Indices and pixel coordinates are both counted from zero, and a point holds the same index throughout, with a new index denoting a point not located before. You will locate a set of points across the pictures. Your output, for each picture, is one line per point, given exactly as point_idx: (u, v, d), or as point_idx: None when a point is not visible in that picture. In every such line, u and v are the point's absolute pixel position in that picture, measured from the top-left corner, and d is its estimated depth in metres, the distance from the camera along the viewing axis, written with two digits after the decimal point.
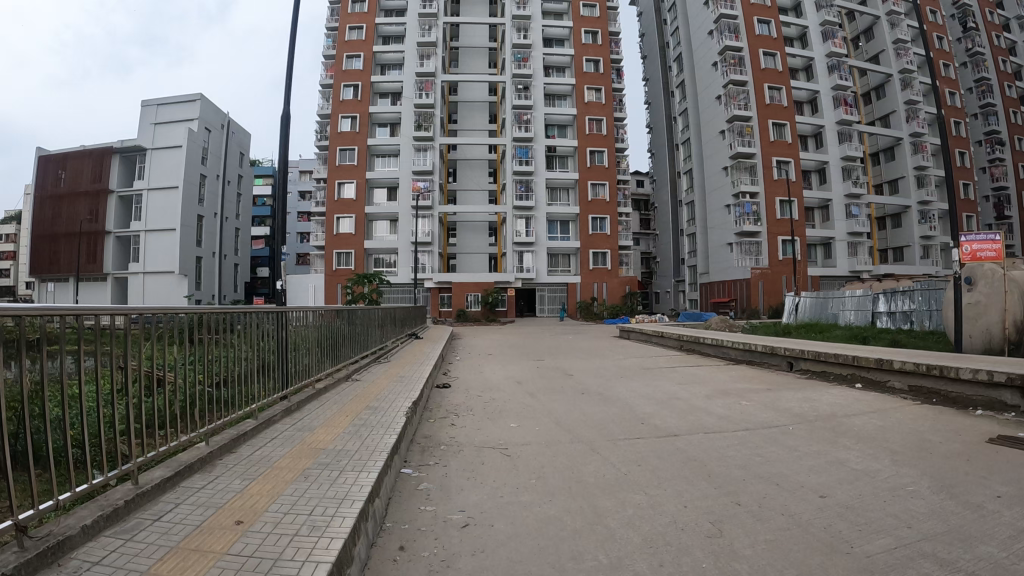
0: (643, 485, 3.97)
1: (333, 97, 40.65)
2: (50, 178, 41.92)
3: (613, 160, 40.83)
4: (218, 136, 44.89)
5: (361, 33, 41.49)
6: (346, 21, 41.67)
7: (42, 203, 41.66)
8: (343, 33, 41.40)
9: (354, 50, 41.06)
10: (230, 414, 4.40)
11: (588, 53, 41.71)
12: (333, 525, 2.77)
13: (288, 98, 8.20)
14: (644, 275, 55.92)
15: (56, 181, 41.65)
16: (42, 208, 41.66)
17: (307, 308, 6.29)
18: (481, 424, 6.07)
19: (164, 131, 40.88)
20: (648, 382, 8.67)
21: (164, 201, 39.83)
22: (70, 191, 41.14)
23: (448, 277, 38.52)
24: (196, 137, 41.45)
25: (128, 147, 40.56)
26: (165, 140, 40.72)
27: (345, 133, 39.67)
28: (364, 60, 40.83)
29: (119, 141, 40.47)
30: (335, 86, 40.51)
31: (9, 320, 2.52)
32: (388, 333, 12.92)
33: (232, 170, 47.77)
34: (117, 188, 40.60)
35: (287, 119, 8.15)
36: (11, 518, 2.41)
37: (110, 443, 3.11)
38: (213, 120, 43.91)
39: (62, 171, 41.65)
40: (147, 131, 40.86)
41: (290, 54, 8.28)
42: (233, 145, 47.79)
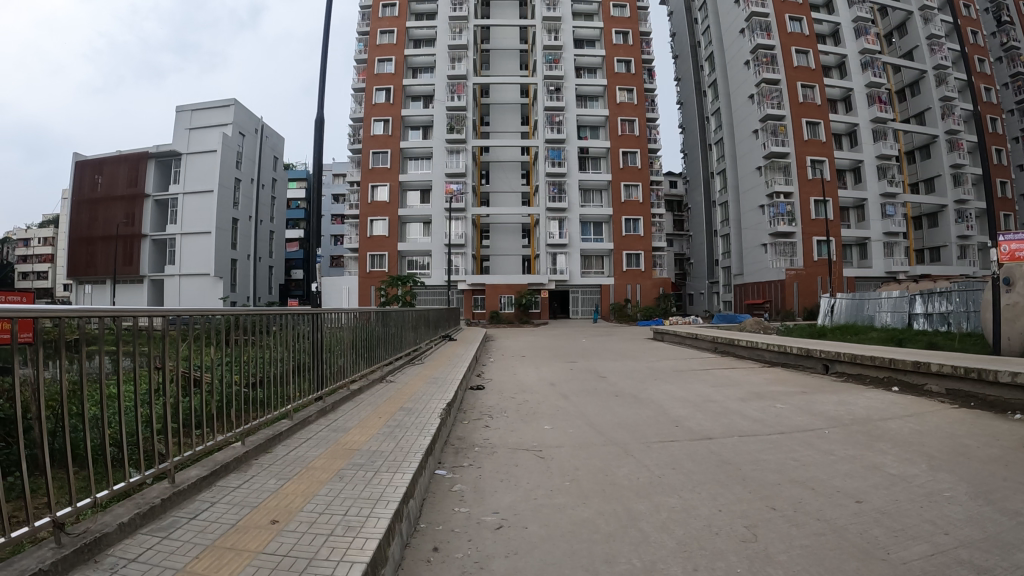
0: (678, 488, 3.92)
1: (365, 101, 41.04)
2: (87, 183, 42.90)
3: (646, 160, 40.52)
4: (252, 140, 45.58)
5: (392, 38, 41.80)
6: (377, 25, 42.07)
7: (80, 207, 42.63)
8: (374, 38, 41.77)
9: (385, 54, 41.40)
10: (266, 414, 4.46)
11: (620, 54, 41.51)
12: (367, 525, 2.79)
13: (322, 102, 8.29)
14: (678, 276, 55.48)
15: (93, 186, 42.59)
16: (79, 213, 42.68)
17: (343, 310, 6.37)
18: (514, 425, 6.09)
19: (199, 135, 41.58)
20: (682, 384, 8.60)
21: (199, 204, 40.51)
22: (107, 195, 42.05)
23: (481, 279, 38.67)
24: (231, 141, 42.09)
25: (164, 152, 41.35)
26: (199, 144, 41.45)
27: (378, 136, 40.00)
28: (395, 64, 41.11)
29: (154, 146, 41.33)
30: (367, 90, 40.90)
31: (48, 321, 2.57)
32: (423, 335, 13.05)
33: (267, 174, 48.43)
34: (154, 192, 41.41)
35: (321, 124, 8.23)
36: (48, 515, 2.45)
37: (148, 444, 3.16)
38: (248, 124, 44.59)
39: (99, 176, 42.58)
40: (182, 136, 41.63)
41: (323, 56, 8.36)
42: (267, 149, 48.51)
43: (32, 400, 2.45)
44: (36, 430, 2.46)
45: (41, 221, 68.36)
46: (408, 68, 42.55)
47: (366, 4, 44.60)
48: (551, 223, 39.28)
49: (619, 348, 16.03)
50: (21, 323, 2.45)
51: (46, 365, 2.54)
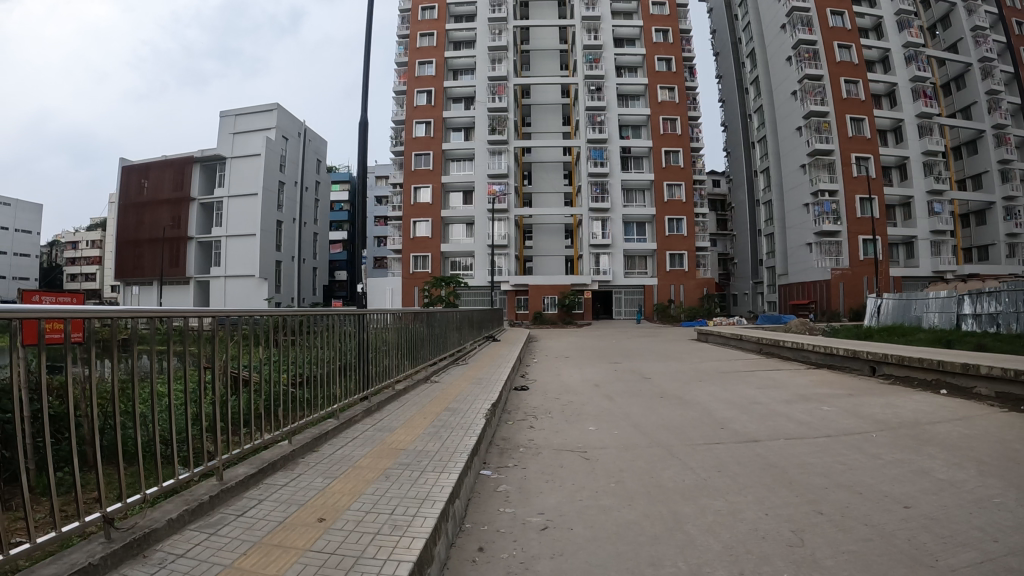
0: (723, 491, 3.87)
1: (407, 103, 41.41)
2: (133, 187, 43.99)
3: (690, 159, 40.00)
4: (295, 144, 46.24)
5: (432, 40, 42.11)
6: (417, 29, 42.41)
7: (128, 210, 43.79)
8: (414, 41, 42.13)
9: (426, 57, 41.70)
10: (313, 414, 4.53)
11: (660, 52, 41.09)
12: (414, 525, 2.80)
13: (366, 105, 8.39)
14: (722, 277, 54.80)
15: (140, 190, 43.67)
16: (127, 216, 43.81)
17: (388, 310, 6.43)
18: (558, 426, 6.07)
19: (243, 139, 42.26)
20: (727, 386, 8.48)
21: (244, 207, 41.27)
22: (154, 199, 43.12)
23: (524, 280, 38.75)
24: (274, 145, 42.77)
25: (209, 157, 42.21)
26: (243, 149, 42.20)
27: (420, 138, 40.34)
28: (436, 66, 41.47)
29: (199, 150, 42.24)
30: (409, 92, 41.25)
31: (100, 321, 2.65)
32: (466, 336, 13.13)
33: (311, 177, 49.15)
34: (199, 196, 42.33)
35: (365, 126, 8.32)
36: (99, 511, 2.52)
37: (197, 442, 3.23)
38: (291, 128, 45.27)
39: (145, 180, 43.63)
40: (226, 140, 42.43)
41: (366, 59, 8.45)
42: (311, 152, 49.20)
43: (81, 397, 2.53)
44: (85, 429, 2.53)
45: (92, 224, 70.29)
46: (449, 70, 42.79)
47: (406, 7, 45.06)
48: (594, 223, 39.22)
49: (663, 349, 15.89)
50: (74, 324, 2.52)
51: (98, 362, 2.61)
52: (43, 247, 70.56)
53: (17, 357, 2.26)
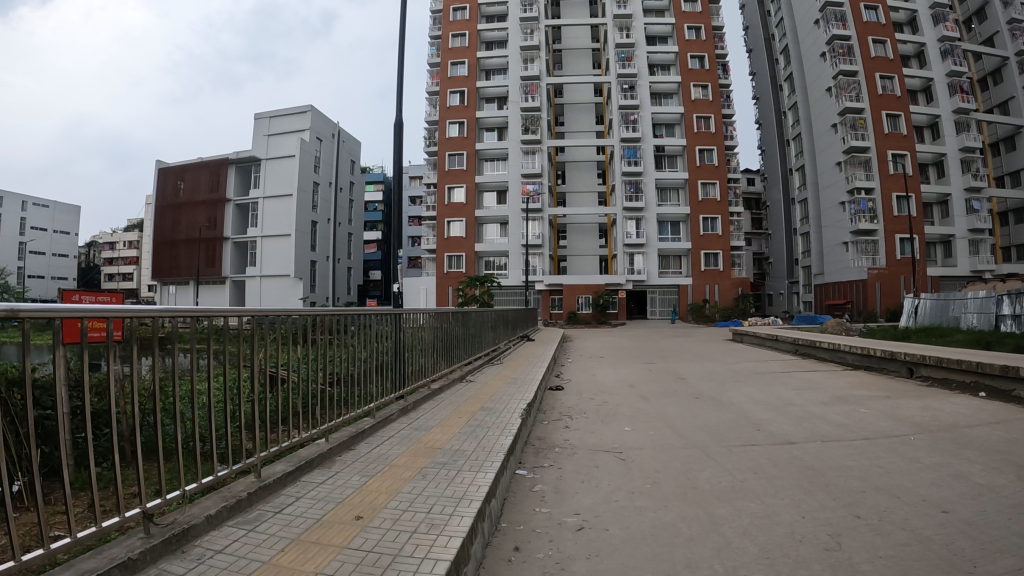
0: (760, 493, 3.83)
1: (440, 104, 41.66)
2: (170, 188, 44.77)
3: (724, 157, 39.53)
4: (330, 145, 46.65)
5: (464, 41, 42.27)
6: (448, 30, 42.59)
7: (164, 212, 44.63)
8: (446, 41, 42.34)
9: (458, 57, 41.84)
10: (350, 412, 4.57)
11: (693, 49, 40.68)
12: (451, 524, 2.81)
13: (401, 105, 8.44)
14: (757, 276, 54.20)
15: (176, 191, 44.44)
16: (163, 217, 44.64)
17: (424, 309, 6.47)
18: (593, 426, 6.05)
19: (278, 141, 42.73)
20: (762, 387, 8.40)
21: (278, 208, 41.79)
22: (191, 200, 43.89)
23: (558, 279, 38.74)
24: (309, 146, 43.16)
25: (245, 159, 42.49)
26: (278, 151, 42.61)
27: (454, 138, 40.51)
28: (468, 67, 41.61)
29: (234, 152, 42.79)
30: (443, 93, 41.58)
31: (144, 320, 2.71)
32: (501, 335, 13.17)
33: (344, 178, 49.58)
34: (235, 197, 42.97)
35: (400, 127, 8.38)
36: (139, 507, 2.57)
37: (234, 439, 3.27)
38: (325, 129, 45.65)
39: (181, 182, 44.37)
40: (261, 142, 42.93)
41: (400, 60, 8.50)
42: (345, 153, 49.64)
43: (121, 394, 2.58)
44: (121, 426, 2.56)
45: (130, 225, 71.58)
46: (482, 70, 42.88)
47: (437, 8, 45.27)
48: (628, 222, 39.08)
49: (696, 349, 15.74)
50: (115, 323, 2.56)
51: (139, 359, 2.66)
52: (83, 247, 72.05)
53: (58, 356, 2.30)
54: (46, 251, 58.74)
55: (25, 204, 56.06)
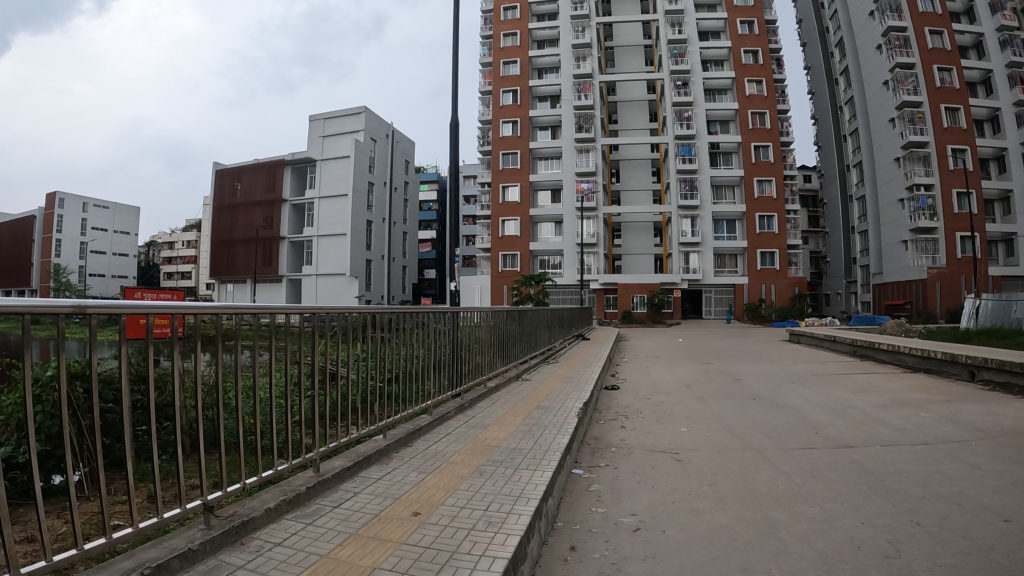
0: (818, 498, 3.76)
1: (493, 103, 41.90)
2: (227, 190, 45.91)
3: (779, 154, 38.71)
4: (384, 146, 47.20)
5: (516, 40, 42.41)
6: (499, 29, 42.77)
7: (222, 212, 45.78)
8: (498, 41, 42.55)
9: (510, 56, 42.01)
10: (406, 409, 4.63)
11: (746, 44, 39.98)
12: (508, 522, 2.82)
13: (455, 104, 8.49)
14: (814, 276, 53.01)
15: (233, 192, 45.56)
16: (221, 218, 45.81)
17: (481, 309, 6.52)
18: (650, 426, 6.00)
19: (332, 142, 43.38)
20: (821, 388, 8.23)
21: (334, 207, 42.37)
22: (248, 201, 44.93)
23: (613, 278, 38.60)
24: (363, 147, 43.71)
25: (300, 160, 43.50)
26: (333, 152, 43.26)
27: (507, 138, 40.74)
28: (521, 66, 41.67)
29: (290, 153, 43.64)
30: (495, 92, 41.81)
31: (203, 316, 2.75)
32: (557, 334, 13.19)
33: (399, 178, 50.13)
34: (291, 197, 43.80)
35: (455, 127, 8.43)
36: (200, 499, 2.64)
37: (289, 435, 3.33)
38: (379, 130, 46.21)
39: (238, 183, 45.46)
40: (316, 143, 43.69)
41: (455, 60, 8.55)
42: (399, 154, 50.12)
43: (177, 395, 2.61)
44: (175, 423, 2.60)
45: (189, 226, 73.44)
46: (534, 69, 42.86)
47: (488, 8, 45.45)
48: (683, 221, 38.75)
49: (750, 350, 15.46)
50: (165, 319, 2.58)
51: (192, 356, 2.68)
52: (143, 247, 74.26)
53: (123, 352, 2.37)
54: (108, 250, 60.76)
55: (87, 206, 57.99)
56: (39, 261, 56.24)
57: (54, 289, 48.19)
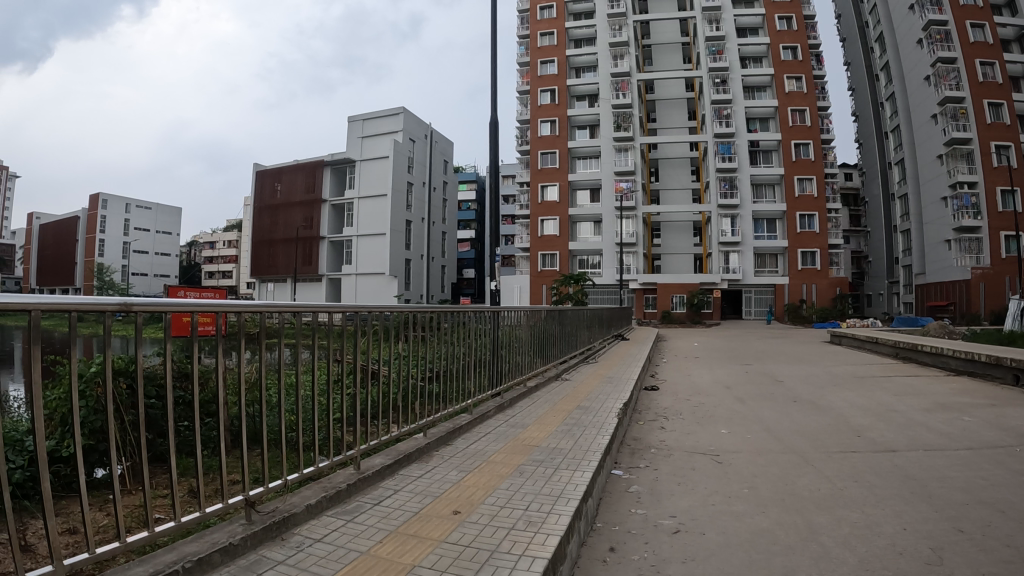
0: (860, 503, 3.69)
1: (531, 103, 42.08)
2: (267, 190, 46.74)
3: (821, 151, 38.05)
4: (423, 146, 47.49)
5: (553, 39, 42.43)
6: (537, 29, 42.86)
7: (262, 212, 46.62)
8: (534, 41, 42.64)
9: (547, 56, 42.10)
10: (446, 407, 4.66)
11: (785, 40, 39.41)
12: (548, 523, 2.82)
13: (495, 104, 8.51)
14: (856, 276, 52.02)
15: (273, 193, 46.37)
16: (262, 218, 46.65)
17: (522, 308, 6.54)
18: (691, 428, 5.95)
19: (371, 142, 43.76)
20: (864, 391, 8.09)
21: (372, 207, 42.77)
22: (288, 201, 45.63)
23: (652, 278, 38.40)
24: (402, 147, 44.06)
25: (339, 161, 44.06)
26: (372, 152, 43.69)
27: (546, 137, 40.93)
28: (558, 65, 41.66)
29: (329, 154, 44.20)
30: (533, 92, 41.97)
31: (238, 315, 2.74)
32: (596, 334, 13.17)
33: (438, 178, 50.43)
34: (331, 197, 44.31)
35: (496, 127, 8.45)
36: (242, 494, 2.69)
37: (330, 432, 3.37)
38: (418, 131, 46.54)
39: (278, 184, 46.26)
40: (355, 144, 44.16)
41: (494, 61, 8.58)
42: (438, 154, 50.39)
43: (215, 390, 2.62)
44: (216, 418, 2.65)
45: (231, 226, 74.82)
46: (570, 68, 42.80)
47: (524, 7, 45.48)
48: (722, 220, 38.36)
49: (791, 351, 15.22)
50: (204, 317, 2.60)
51: (229, 354, 2.69)
52: (186, 246, 75.72)
53: (167, 347, 2.41)
54: (150, 250, 62.06)
55: (129, 206, 59.23)
56: (84, 260, 57.62)
57: (98, 288, 49.39)
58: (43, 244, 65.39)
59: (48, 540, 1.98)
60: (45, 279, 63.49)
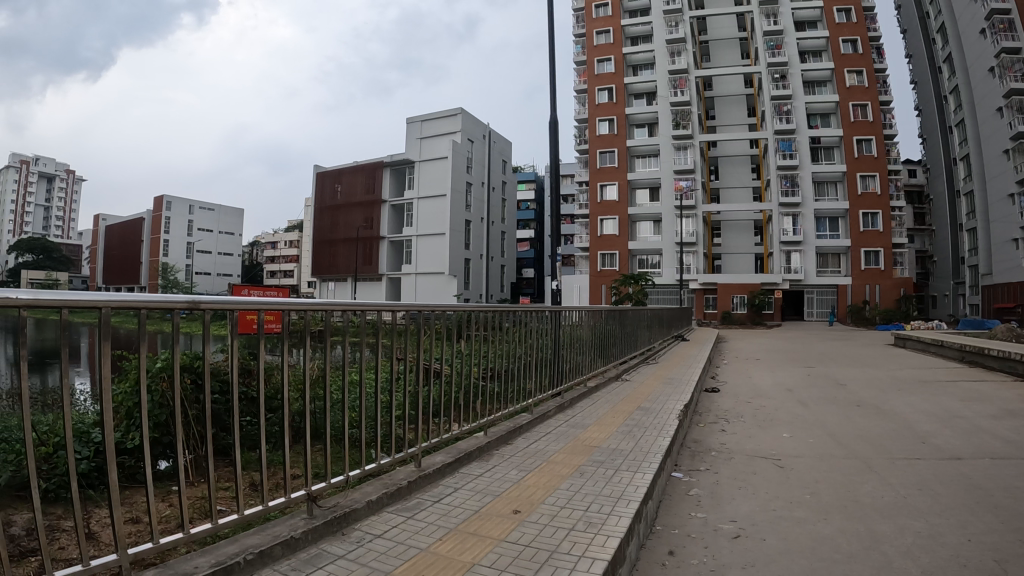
0: (924, 512, 3.56)
1: (589, 101, 42.09)
2: (328, 191, 47.77)
3: (884, 148, 36.90)
4: (481, 146, 47.70)
5: (608, 37, 42.21)
6: (592, 27, 42.73)
7: (323, 213, 47.72)
8: (590, 39, 42.54)
9: (604, 54, 42.00)
10: (507, 407, 4.68)
11: (845, 33, 38.37)
12: (608, 524, 2.80)
13: (554, 103, 8.50)
14: (922, 275, 50.26)
15: (334, 193, 47.40)
16: (323, 218, 47.73)
17: (583, 309, 6.52)
18: (751, 431, 5.84)
19: (429, 143, 44.20)
20: (930, 396, 7.81)
21: (431, 207, 43.20)
22: (348, 202, 46.49)
23: (712, 278, 37.84)
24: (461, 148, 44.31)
25: (399, 161, 44.66)
26: (431, 152, 44.08)
27: (604, 136, 40.88)
28: (615, 63, 41.44)
29: (389, 155, 44.85)
30: (590, 92, 41.92)
31: (295, 314, 2.75)
32: (656, 335, 13.05)
33: (497, 178, 50.60)
34: (391, 198, 45.00)
35: (555, 126, 8.44)
36: (304, 490, 2.74)
37: (387, 428, 3.42)
38: (477, 131, 46.79)
39: (339, 185, 47.25)
40: (414, 145, 44.69)
41: (552, 59, 8.56)
42: (497, 154, 50.52)
43: (281, 385, 2.68)
44: (283, 413, 2.70)
45: (293, 226, 76.57)
46: (628, 67, 42.49)
47: (579, 6, 45.33)
48: (784, 219, 37.49)
49: (854, 354, 14.77)
50: (270, 316, 2.64)
51: (294, 351, 2.72)
52: (250, 247, 77.84)
53: (231, 343, 2.46)
54: (213, 250, 64.01)
55: (193, 208, 61.12)
56: (149, 260, 59.68)
57: (164, 287, 51.08)
58: (109, 245, 67.97)
59: (113, 529, 2.04)
60: (113, 277, 66.01)
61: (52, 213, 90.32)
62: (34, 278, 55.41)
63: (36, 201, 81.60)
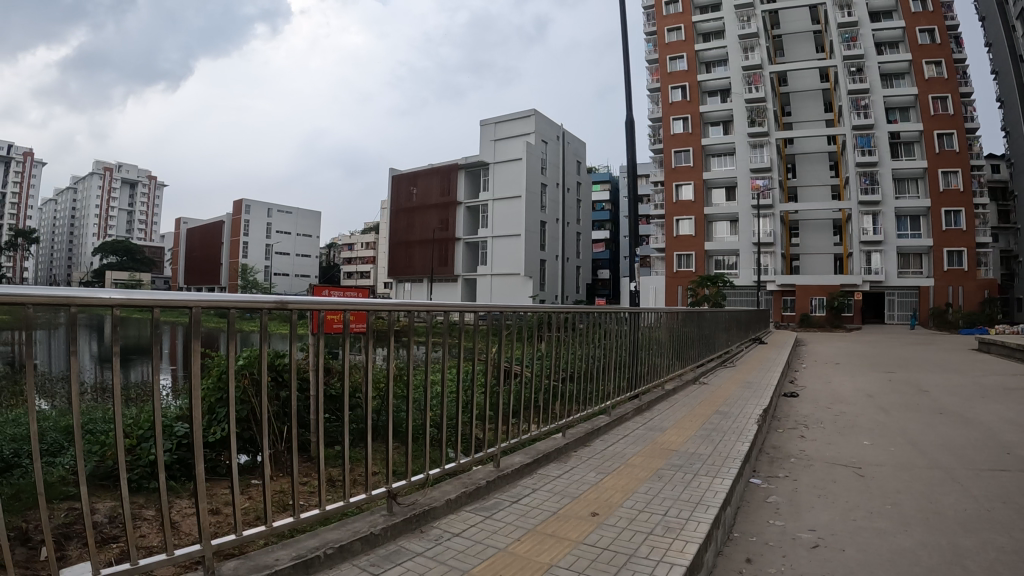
0: (1009, 526, 3.38)
1: (662, 100, 41.70)
2: (404, 194, 48.82)
3: (966, 142, 35.09)
4: (556, 147, 47.62)
5: (680, 34, 41.62)
6: (663, 24, 42.24)
7: (399, 215, 48.86)
8: (662, 37, 42.14)
9: (676, 52, 41.41)
10: (585, 408, 4.68)
11: (921, 23, 36.88)
12: (685, 529, 2.78)
13: (630, 103, 8.45)
14: (1009, 276, 47.70)
15: (409, 196, 48.42)
16: (399, 220, 48.87)
17: (660, 310, 6.46)
18: (831, 438, 5.67)
19: (503, 145, 44.50)
20: (1017, 404, 7.40)
21: (505, 208, 43.47)
22: (424, 204, 47.44)
23: (791, 279, 36.87)
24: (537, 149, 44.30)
25: (474, 163, 45.17)
26: (506, 154, 44.30)
27: (679, 135, 40.43)
28: (687, 61, 40.84)
29: (464, 158, 45.49)
30: (664, 90, 41.51)
31: (379, 314, 2.82)
32: (734, 337, 12.77)
33: (573, 178, 50.44)
34: (465, 199, 45.59)
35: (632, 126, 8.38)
36: (386, 487, 2.81)
37: (467, 428, 3.50)
38: (552, 132, 46.76)
39: (414, 188, 48.22)
40: (489, 147, 45.09)
41: (626, 59, 8.52)
42: (571, 155, 50.37)
43: (365, 381, 2.76)
44: (365, 407, 2.77)
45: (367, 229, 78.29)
46: (701, 64, 41.74)
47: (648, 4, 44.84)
48: (864, 218, 36.18)
49: (935, 358, 14.13)
50: (355, 316, 2.72)
51: (377, 350, 2.81)
52: (327, 250, 80.02)
53: (314, 343, 2.55)
54: (291, 252, 66.19)
55: (271, 211, 63.26)
56: (230, 261, 62.13)
57: (245, 287, 53.07)
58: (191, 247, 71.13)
59: (197, 520, 2.12)
60: (194, 278, 69.24)
61: (138, 218, 94.88)
62: (119, 279, 58.42)
63: (122, 205, 86.11)
